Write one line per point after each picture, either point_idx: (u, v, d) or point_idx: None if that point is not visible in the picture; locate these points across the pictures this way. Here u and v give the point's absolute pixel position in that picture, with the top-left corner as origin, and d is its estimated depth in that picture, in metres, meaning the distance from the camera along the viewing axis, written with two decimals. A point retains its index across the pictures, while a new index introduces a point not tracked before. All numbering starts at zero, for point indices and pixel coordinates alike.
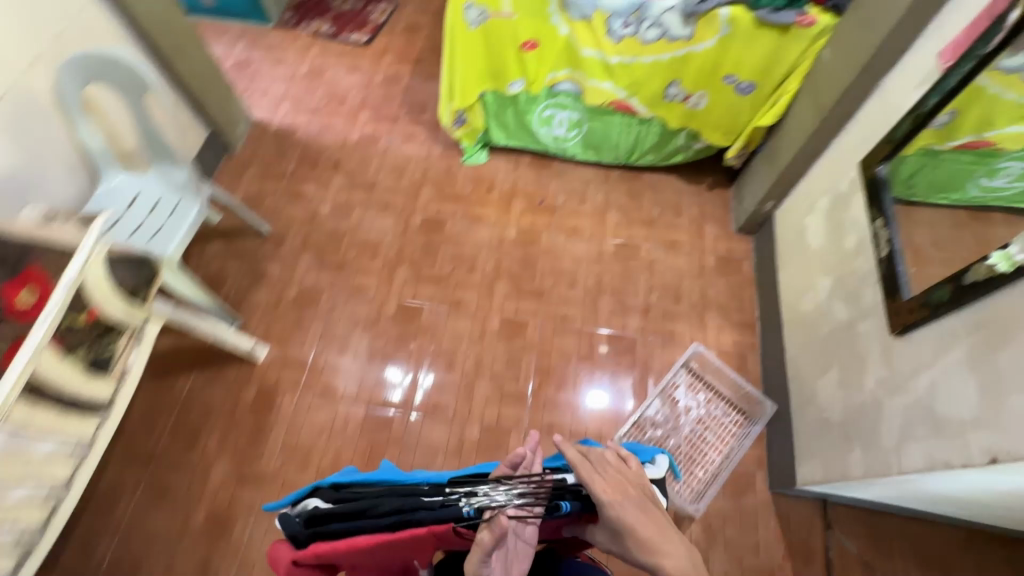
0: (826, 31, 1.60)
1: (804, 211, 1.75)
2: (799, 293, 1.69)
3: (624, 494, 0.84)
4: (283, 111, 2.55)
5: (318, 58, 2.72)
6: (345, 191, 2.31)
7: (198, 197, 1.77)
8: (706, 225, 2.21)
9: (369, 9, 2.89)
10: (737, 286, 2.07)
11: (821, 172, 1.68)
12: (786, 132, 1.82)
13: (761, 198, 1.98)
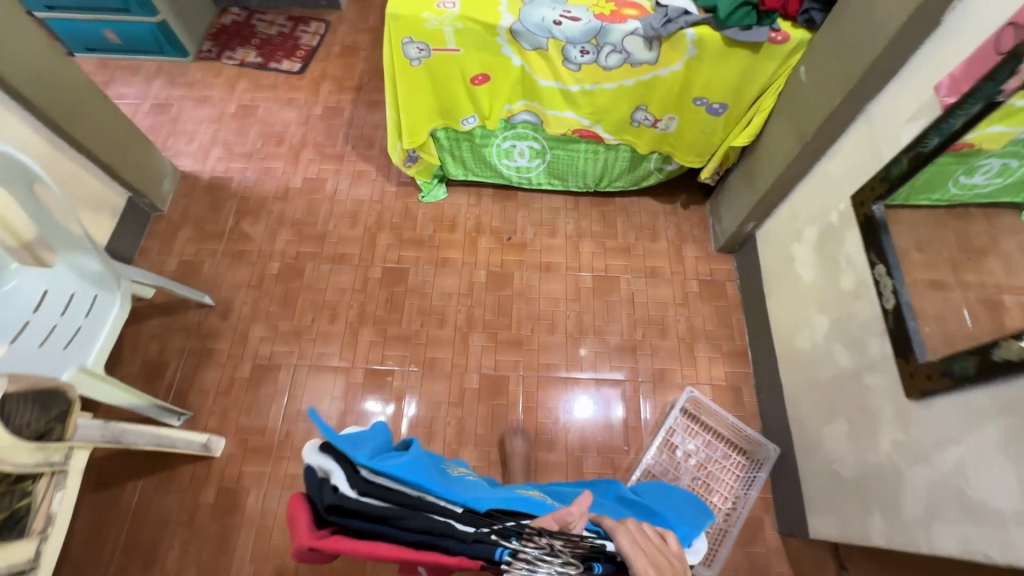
0: (800, 46, 1.48)
1: (790, 237, 1.64)
2: (794, 327, 1.59)
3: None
4: (214, 158, 2.30)
5: (248, 94, 2.46)
6: (294, 245, 2.10)
7: (119, 289, 1.57)
8: (684, 247, 2.09)
9: (299, 33, 2.64)
10: (724, 312, 1.97)
11: (805, 197, 1.57)
12: (763, 152, 1.71)
13: (741, 219, 1.87)
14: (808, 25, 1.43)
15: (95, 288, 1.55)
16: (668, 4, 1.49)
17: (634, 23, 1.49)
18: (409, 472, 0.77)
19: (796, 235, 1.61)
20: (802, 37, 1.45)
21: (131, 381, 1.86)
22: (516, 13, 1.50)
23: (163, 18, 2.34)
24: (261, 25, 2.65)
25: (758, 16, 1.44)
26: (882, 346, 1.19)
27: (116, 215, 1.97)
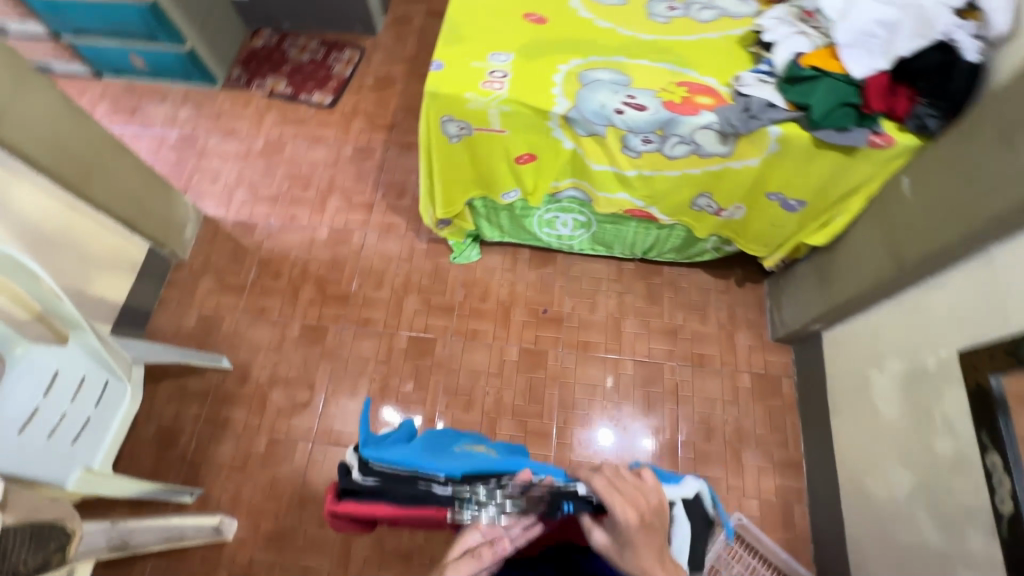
0: (904, 152, 1.26)
1: (868, 359, 1.44)
2: (865, 464, 1.41)
3: (645, 514, 0.76)
4: (239, 201, 2.19)
5: (276, 128, 2.33)
6: (317, 304, 1.99)
7: (129, 376, 1.46)
8: (737, 333, 1.90)
9: (331, 60, 2.47)
10: (777, 413, 1.78)
11: (891, 319, 1.37)
12: (842, 255, 1.50)
13: (808, 318, 1.67)
14: (920, 131, 1.21)
15: (105, 371, 1.44)
16: (749, 94, 1.29)
17: (709, 115, 1.29)
18: (406, 454, 0.84)
19: (876, 360, 1.41)
20: (911, 143, 1.23)
21: (145, 448, 1.79)
22: (572, 98, 1.32)
23: (192, 46, 2.21)
24: (293, 50, 2.50)
25: (859, 118, 1.22)
26: (987, 546, 1.02)
27: (134, 270, 1.90)
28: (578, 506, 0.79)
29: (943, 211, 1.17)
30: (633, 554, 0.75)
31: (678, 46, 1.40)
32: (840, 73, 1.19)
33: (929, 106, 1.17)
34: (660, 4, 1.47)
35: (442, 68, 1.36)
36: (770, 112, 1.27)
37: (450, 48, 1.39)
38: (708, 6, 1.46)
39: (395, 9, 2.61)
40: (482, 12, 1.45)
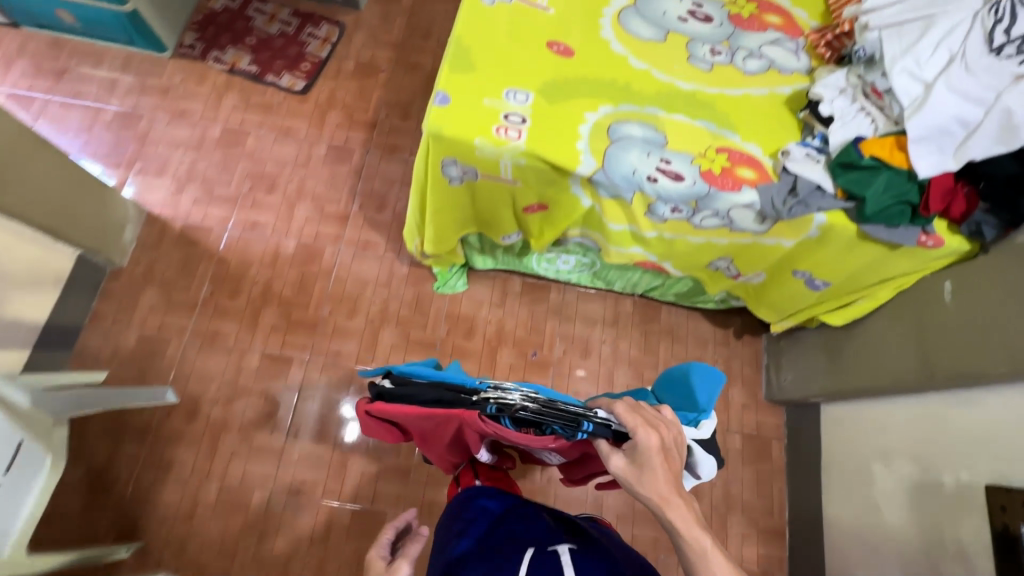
0: (950, 252, 1.17)
1: (873, 451, 1.39)
2: (859, 559, 1.37)
3: (665, 441, 0.83)
4: (190, 199, 1.89)
5: (237, 114, 2.02)
6: (280, 331, 1.77)
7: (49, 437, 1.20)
8: (731, 390, 1.81)
9: (305, 36, 2.14)
10: (765, 478, 1.73)
11: (905, 418, 1.31)
12: (858, 338, 1.41)
13: (810, 390, 1.59)
14: (971, 236, 1.12)
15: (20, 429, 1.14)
16: (798, 174, 1.14)
17: (751, 194, 1.15)
18: (430, 371, 1.05)
19: (881, 453, 1.36)
20: (960, 247, 1.14)
21: (73, 493, 1.56)
22: (599, 157, 1.14)
23: (135, 8, 1.84)
24: (259, 19, 2.15)
25: (914, 215, 1.11)
26: None
27: (60, 284, 1.60)
28: (598, 429, 0.86)
29: (988, 331, 1.08)
30: (650, 474, 0.80)
31: (720, 101, 1.23)
32: (903, 168, 1.06)
33: (986, 213, 1.09)
34: (702, 45, 1.28)
35: (450, 103, 1.14)
36: (817, 198, 1.13)
37: (460, 79, 1.16)
38: (754, 53, 1.28)
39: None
40: (499, 35, 1.22)
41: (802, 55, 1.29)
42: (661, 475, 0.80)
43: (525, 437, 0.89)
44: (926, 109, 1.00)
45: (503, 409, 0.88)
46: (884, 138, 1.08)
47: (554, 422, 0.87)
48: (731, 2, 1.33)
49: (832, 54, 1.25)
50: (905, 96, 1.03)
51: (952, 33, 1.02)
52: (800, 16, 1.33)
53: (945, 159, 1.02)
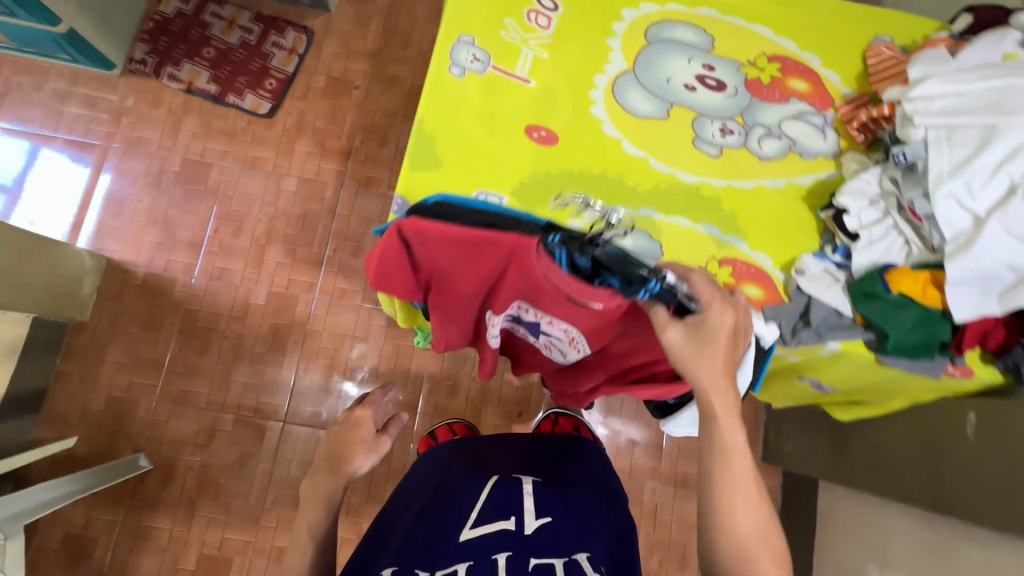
0: (979, 381, 1.03)
1: (869, 550, 1.32)
2: None
3: (738, 324, 0.75)
4: (152, 243, 1.76)
5: (198, 143, 1.84)
6: (254, 390, 1.69)
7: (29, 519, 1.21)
8: None
9: (269, 46, 1.91)
10: None
11: (911, 532, 1.21)
12: (868, 436, 1.28)
13: (810, 468, 1.47)
14: (1007, 368, 0.98)
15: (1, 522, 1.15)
16: (814, 297, 0.98)
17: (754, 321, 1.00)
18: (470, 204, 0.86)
19: (879, 555, 1.28)
20: (992, 376, 1.00)
21: (50, 563, 1.54)
22: None
23: (70, 27, 1.62)
24: (218, 26, 1.91)
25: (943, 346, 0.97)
26: None
27: (16, 352, 1.50)
28: (662, 293, 0.74)
29: (1015, 484, 0.96)
30: (706, 361, 0.73)
31: (728, 197, 1.05)
32: (937, 307, 0.91)
33: None
34: (711, 122, 1.08)
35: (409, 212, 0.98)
36: (834, 326, 0.98)
37: (422, 180, 0.99)
38: (773, 131, 1.09)
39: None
40: (469, 117, 1.04)
41: (829, 132, 1.09)
42: (720, 355, 0.73)
43: (576, 286, 0.75)
44: (974, 250, 0.84)
45: (570, 241, 0.72)
46: (918, 269, 0.92)
47: (613, 263, 0.72)
48: (749, 61, 1.11)
49: (865, 137, 1.05)
50: (948, 228, 0.86)
51: (1015, 155, 0.84)
52: (832, 78, 1.11)
53: (989, 304, 0.86)
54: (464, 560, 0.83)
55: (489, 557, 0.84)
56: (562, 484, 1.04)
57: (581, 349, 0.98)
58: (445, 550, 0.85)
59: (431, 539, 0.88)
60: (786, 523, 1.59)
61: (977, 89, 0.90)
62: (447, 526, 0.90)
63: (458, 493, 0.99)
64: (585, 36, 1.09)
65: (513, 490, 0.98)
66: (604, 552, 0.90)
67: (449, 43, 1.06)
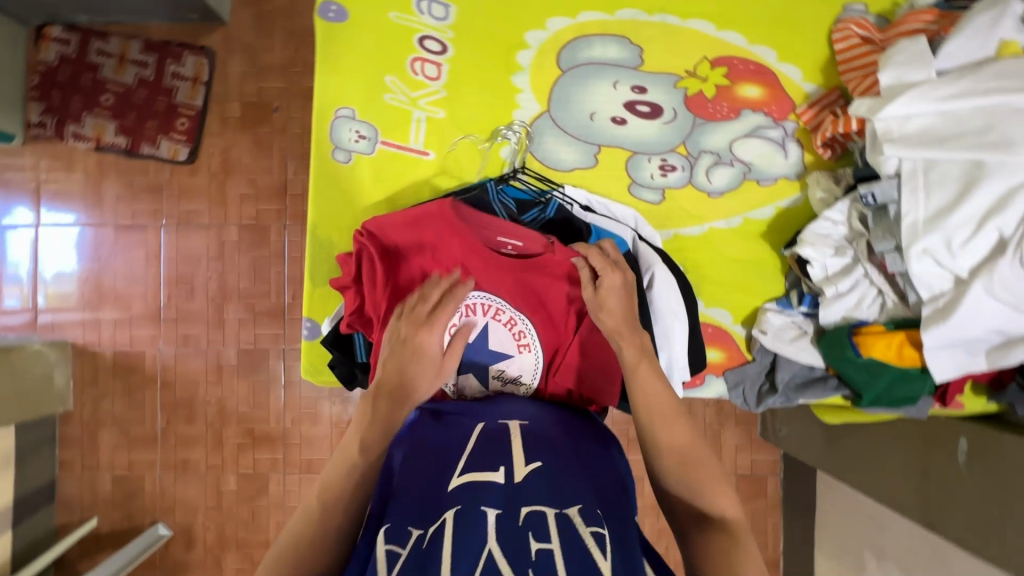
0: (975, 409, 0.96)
1: (863, 539, 1.28)
2: None
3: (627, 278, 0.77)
4: (109, 321, 1.65)
5: (126, 206, 1.64)
6: (247, 450, 1.68)
7: None
8: (724, 432, 1.56)
9: (169, 79, 1.60)
10: (759, 516, 1.57)
11: (907, 536, 1.15)
12: (859, 439, 1.17)
13: (810, 457, 1.33)
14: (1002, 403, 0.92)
15: None
16: (781, 354, 0.89)
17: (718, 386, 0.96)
18: None
19: (875, 545, 1.25)
20: (987, 407, 0.95)
21: None
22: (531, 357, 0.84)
23: None
24: (106, 63, 1.58)
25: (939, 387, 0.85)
26: None
27: (10, 461, 1.52)
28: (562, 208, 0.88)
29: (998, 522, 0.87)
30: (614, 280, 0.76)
31: (673, 250, 0.95)
32: (916, 366, 0.79)
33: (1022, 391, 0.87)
34: (649, 160, 0.93)
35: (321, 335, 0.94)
36: (803, 385, 0.89)
37: (329, 296, 0.94)
38: (723, 158, 0.92)
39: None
40: (370, 208, 0.93)
41: (790, 147, 0.92)
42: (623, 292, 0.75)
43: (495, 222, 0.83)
44: (956, 317, 0.71)
45: (497, 177, 0.91)
46: (893, 326, 0.81)
47: (525, 184, 0.91)
48: (689, 72, 0.91)
49: (833, 152, 0.88)
50: (924, 288, 0.74)
51: (1007, 203, 0.68)
52: (790, 75, 0.91)
53: (974, 363, 0.74)
54: (450, 509, 0.56)
55: (473, 517, 0.54)
56: (545, 411, 0.76)
57: (532, 353, 0.83)
58: (424, 513, 0.57)
59: (398, 505, 0.59)
60: (787, 499, 1.56)
61: (965, 107, 0.72)
62: (410, 491, 0.60)
63: (438, 435, 0.68)
64: (485, 81, 0.91)
65: (497, 437, 0.67)
66: (601, 493, 0.61)
67: (326, 122, 0.90)
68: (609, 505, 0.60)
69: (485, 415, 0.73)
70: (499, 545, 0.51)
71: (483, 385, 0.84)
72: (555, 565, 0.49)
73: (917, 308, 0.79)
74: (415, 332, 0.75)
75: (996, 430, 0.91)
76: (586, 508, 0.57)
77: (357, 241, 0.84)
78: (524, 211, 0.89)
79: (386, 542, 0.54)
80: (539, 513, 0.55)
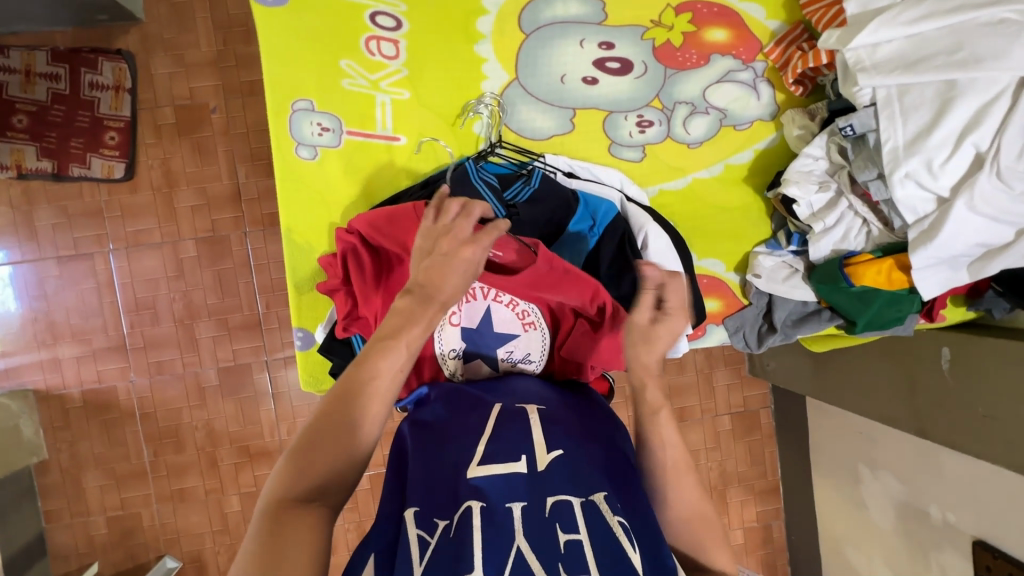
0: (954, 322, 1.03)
1: (858, 453, 1.36)
2: (841, 541, 1.44)
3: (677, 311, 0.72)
4: (71, 358, 1.51)
5: (65, 235, 1.49)
6: (246, 467, 1.58)
7: None
8: (716, 375, 1.61)
9: (88, 89, 1.44)
10: (757, 447, 1.64)
11: (900, 443, 1.22)
12: (847, 362, 1.22)
13: (798, 385, 1.40)
14: (980, 311, 0.98)
15: None
16: (775, 294, 0.91)
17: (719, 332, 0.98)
18: None
19: (868, 458, 1.33)
20: (965, 316, 1.01)
21: None
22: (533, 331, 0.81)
23: None
24: (10, 81, 1.41)
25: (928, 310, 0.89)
26: None
27: None
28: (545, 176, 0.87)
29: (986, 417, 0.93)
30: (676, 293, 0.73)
31: (660, 206, 0.95)
32: (904, 287, 0.82)
33: (998, 297, 0.94)
34: (626, 118, 0.91)
35: (315, 342, 0.91)
36: (799, 320, 0.92)
37: (317, 302, 0.91)
38: (698, 106, 0.91)
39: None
40: (345, 203, 0.88)
41: (761, 88, 0.91)
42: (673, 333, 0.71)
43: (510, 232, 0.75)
44: (941, 237, 0.74)
45: (477, 154, 0.89)
46: (879, 253, 0.83)
47: (503, 158, 0.89)
48: (654, 21, 0.88)
49: (804, 89, 0.88)
50: (909, 213, 0.76)
51: (982, 119, 0.69)
52: (754, 14, 0.89)
53: (958, 278, 0.78)
54: (475, 500, 0.54)
55: (499, 512, 0.53)
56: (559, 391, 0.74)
57: (539, 330, 0.80)
58: (446, 499, 0.56)
59: (417, 492, 0.57)
60: (780, 428, 1.63)
61: (931, 29, 0.72)
62: (425, 481, 0.58)
63: (458, 410, 0.66)
64: (446, 54, 0.86)
65: (516, 421, 0.63)
66: (619, 482, 0.60)
67: (284, 118, 0.85)
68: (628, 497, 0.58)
69: (502, 394, 0.70)
70: (528, 540, 0.50)
71: (493, 371, 0.78)
72: (586, 561, 0.49)
73: (902, 231, 0.81)
74: (458, 246, 0.65)
75: (978, 334, 0.96)
76: (610, 496, 0.56)
77: (344, 240, 0.79)
78: (506, 188, 0.86)
79: (414, 530, 0.53)
80: (565, 503, 0.54)
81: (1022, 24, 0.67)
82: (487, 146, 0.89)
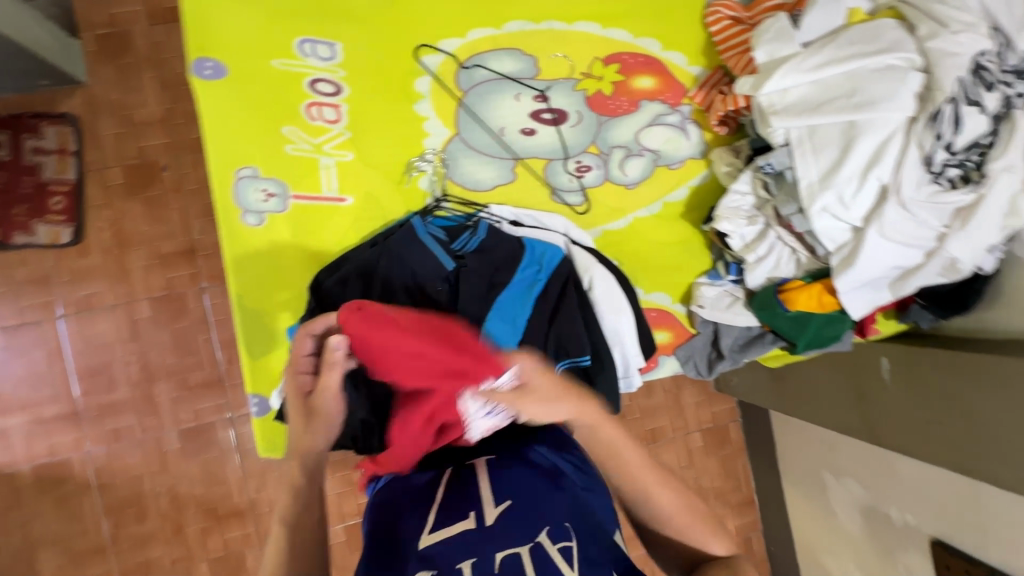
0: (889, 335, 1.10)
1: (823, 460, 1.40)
2: (817, 551, 1.46)
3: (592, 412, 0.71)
4: (20, 432, 1.44)
5: (10, 304, 1.43)
6: (214, 530, 1.51)
7: None
8: (683, 392, 1.63)
9: (30, 155, 1.41)
10: (729, 461, 1.66)
11: (860, 449, 1.27)
12: (800, 376, 1.27)
13: (758, 399, 1.44)
14: (910, 323, 1.05)
15: None
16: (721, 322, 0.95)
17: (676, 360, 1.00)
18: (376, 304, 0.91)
19: (833, 465, 1.37)
20: (898, 328, 1.08)
21: None
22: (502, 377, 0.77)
23: None
24: None
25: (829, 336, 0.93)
26: None
27: None
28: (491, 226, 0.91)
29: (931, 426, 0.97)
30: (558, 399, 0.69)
31: (605, 246, 0.98)
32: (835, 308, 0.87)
33: (923, 310, 1.00)
34: (564, 165, 0.95)
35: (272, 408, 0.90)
36: (745, 345, 0.95)
37: (271, 366, 0.89)
38: (632, 149, 0.96)
39: (86, 15, 1.44)
40: (296, 264, 0.89)
41: (690, 128, 0.97)
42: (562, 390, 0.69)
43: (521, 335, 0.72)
44: (859, 263, 0.79)
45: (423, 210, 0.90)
46: (810, 280, 0.88)
47: (449, 212, 0.91)
48: (584, 73, 0.94)
49: (729, 128, 0.95)
50: (829, 242, 0.82)
51: (880, 156, 0.76)
52: (677, 61, 0.96)
53: (881, 297, 0.83)
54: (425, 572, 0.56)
55: None
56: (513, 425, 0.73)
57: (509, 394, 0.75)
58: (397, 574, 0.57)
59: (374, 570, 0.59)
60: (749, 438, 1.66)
61: (831, 75, 0.79)
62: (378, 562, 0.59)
63: (414, 486, 0.67)
64: (388, 115, 0.90)
65: (465, 480, 0.64)
66: (573, 519, 0.61)
67: (228, 186, 0.86)
68: (578, 523, 0.61)
69: (453, 457, 0.70)
70: None
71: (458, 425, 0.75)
72: None
73: (825, 257, 0.86)
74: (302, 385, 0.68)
75: (915, 343, 1.03)
76: (554, 532, 0.59)
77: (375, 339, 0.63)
78: (454, 239, 0.88)
79: None
80: (514, 555, 0.57)
81: (906, 70, 0.75)
82: (434, 201, 0.91)
